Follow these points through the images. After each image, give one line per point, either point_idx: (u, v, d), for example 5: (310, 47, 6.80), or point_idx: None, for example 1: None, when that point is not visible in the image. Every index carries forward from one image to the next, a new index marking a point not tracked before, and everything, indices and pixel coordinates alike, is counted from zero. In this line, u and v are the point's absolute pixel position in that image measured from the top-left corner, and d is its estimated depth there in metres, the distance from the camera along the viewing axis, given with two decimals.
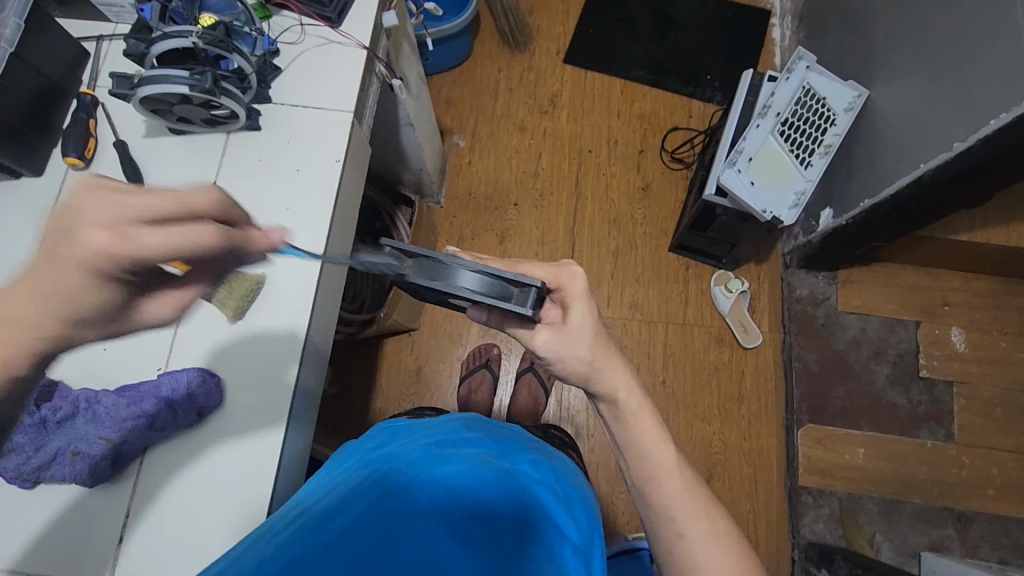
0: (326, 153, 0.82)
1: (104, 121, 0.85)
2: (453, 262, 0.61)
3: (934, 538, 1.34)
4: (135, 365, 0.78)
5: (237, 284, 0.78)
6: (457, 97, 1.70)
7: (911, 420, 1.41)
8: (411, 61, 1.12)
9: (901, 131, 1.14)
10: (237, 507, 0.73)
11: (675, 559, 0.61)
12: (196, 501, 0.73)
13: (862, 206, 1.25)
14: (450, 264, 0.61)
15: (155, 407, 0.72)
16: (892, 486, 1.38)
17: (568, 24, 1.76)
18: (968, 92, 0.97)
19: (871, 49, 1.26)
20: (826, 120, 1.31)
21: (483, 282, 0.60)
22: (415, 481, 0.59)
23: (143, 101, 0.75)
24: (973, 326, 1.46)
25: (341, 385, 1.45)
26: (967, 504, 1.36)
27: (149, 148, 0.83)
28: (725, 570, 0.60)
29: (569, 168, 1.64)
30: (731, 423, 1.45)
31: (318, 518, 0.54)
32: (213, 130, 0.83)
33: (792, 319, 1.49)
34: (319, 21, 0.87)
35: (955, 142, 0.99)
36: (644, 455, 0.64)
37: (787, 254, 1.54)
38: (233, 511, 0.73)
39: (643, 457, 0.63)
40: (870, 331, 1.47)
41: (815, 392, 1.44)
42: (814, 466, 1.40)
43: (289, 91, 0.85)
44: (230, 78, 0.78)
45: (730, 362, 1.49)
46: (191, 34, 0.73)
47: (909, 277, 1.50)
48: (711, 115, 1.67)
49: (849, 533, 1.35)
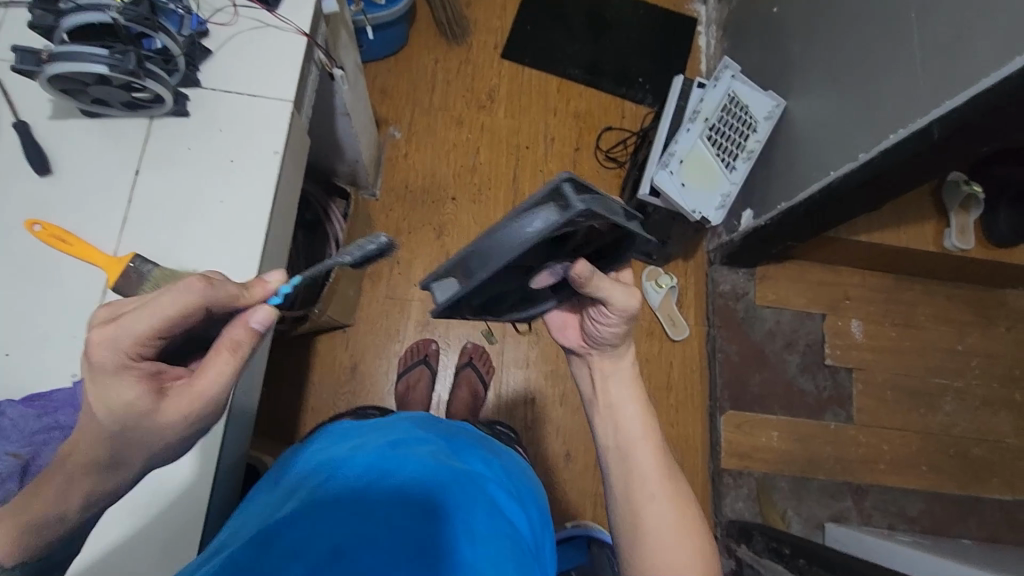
0: (263, 143, 0.78)
1: (1, 100, 0.76)
2: (598, 198, 0.61)
3: (836, 510, 1.48)
4: (44, 373, 0.68)
5: (165, 284, 0.70)
6: (393, 87, 1.66)
7: (818, 404, 1.55)
8: (348, 49, 1.08)
9: (815, 140, 1.24)
10: (176, 514, 0.71)
11: (637, 501, 0.73)
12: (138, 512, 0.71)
13: (779, 207, 1.35)
14: (599, 199, 0.61)
15: (73, 417, 0.65)
16: (802, 465, 1.50)
17: (505, 19, 1.76)
18: (872, 108, 1.07)
19: (788, 62, 1.36)
20: (748, 127, 1.40)
21: (616, 212, 0.65)
22: (370, 484, 0.57)
23: (51, 80, 0.68)
24: (869, 317, 1.62)
25: (271, 384, 1.39)
26: (863, 479, 1.51)
27: (58, 132, 0.75)
28: (671, 515, 0.72)
29: (506, 163, 1.65)
30: (659, 412, 1.54)
31: (268, 531, 0.53)
32: (133, 115, 0.76)
33: (716, 313, 1.59)
34: (255, 4, 0.82)
35: (860, 153, 1.10)
36: (628, 428, 0.78)
37: (711, 251, 1.64)
38: (165, 517, 0.71)
39: (617, 425, 0.78)
40: (783, 323, 1.59)
41: (735, 381, 1.55)
42: (735, 449, 1.50)
43: (223, 76, 0.79)
44: (154, 59, 0.71)
45: (659, 354, 1.58)
46: (109, 9, 0.67)
47: (817, 273, 1.63)
48: (643, 116, 1.73)
49: (765, 510, 1.47)
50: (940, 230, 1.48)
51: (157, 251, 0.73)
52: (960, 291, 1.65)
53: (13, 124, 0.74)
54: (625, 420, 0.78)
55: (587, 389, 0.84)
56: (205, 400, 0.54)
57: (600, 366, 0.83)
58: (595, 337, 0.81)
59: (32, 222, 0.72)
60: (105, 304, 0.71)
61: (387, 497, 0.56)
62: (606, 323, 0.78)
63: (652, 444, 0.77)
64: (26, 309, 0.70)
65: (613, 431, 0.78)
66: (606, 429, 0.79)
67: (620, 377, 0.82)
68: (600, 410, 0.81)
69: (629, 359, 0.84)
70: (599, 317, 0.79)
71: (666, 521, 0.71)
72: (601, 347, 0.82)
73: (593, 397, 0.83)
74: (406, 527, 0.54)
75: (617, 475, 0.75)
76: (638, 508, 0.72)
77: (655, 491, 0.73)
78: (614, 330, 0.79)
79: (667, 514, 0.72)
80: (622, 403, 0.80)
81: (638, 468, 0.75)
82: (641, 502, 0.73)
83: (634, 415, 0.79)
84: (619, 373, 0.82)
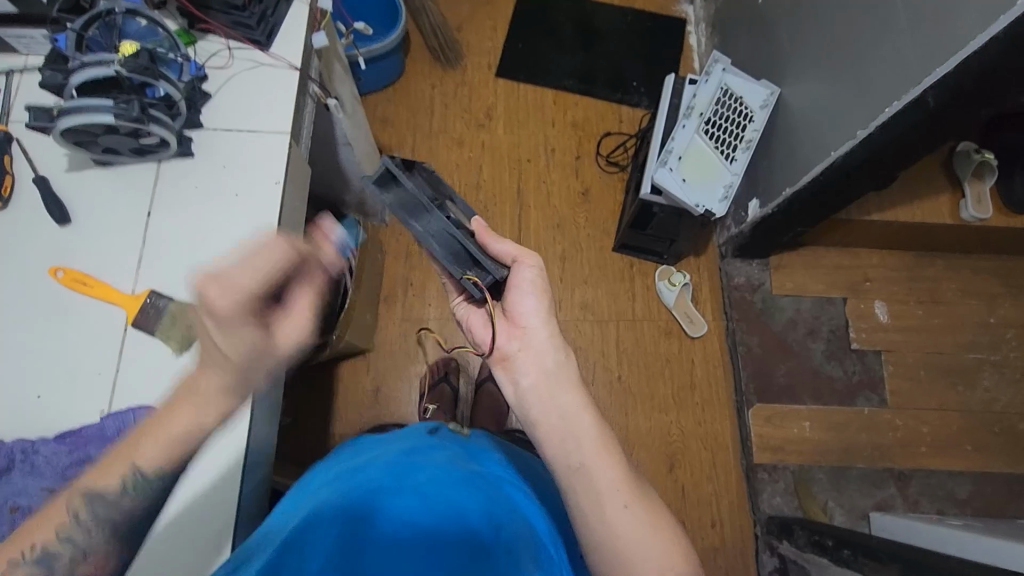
0: (265, 174, 0.81)
1: (21, 158, 0.81)
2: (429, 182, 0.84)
3: (879, 498, 1.43)
4: (72, 412, 0.71)
5: (181, 316, 0.73)
6: (393, 115, 1.71)
7: (849, 390, 1.51)
8: (343, 81, 1.13)
9: (812, 123, 1.23)
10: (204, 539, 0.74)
11: (606, 514, 0.62)
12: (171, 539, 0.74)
13: (784, 193, 1.33)
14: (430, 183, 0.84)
15: (102, 451, 0.68)
16: (838, 454, 1.46)
17: (496, 39, 1.81)
18: (865, 83, 1.07)
19: (778, 50, 1.36)
20: (744, 117, 1.40)
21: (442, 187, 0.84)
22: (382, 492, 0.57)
23: (64, 133, 0.73)
24: (893, 298, 1.58)
25: (297, 414, 1.41)
26: (905, 464, 1.46)
27: (75, 183, 0.80)
28: (646, 519, 0.62)
29: (510, 178, 1.68)
30: (686, 411, 1.53)
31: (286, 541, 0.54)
32: (142, 160, 0.80)
33: (733, 307, 1.58)
34: (247, 45, 0.86)
35: (858, 130, 1.09)
36: (576, 433, 0.65)
37: (722, 245, 1.63)
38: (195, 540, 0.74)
39: (564, 438, 0.65)
40: (803, 311, 1.57)
41: (760, 374, 1.52)
42: (767, 443, 1.47)
43: (222, 115, 0.83)
44: (158, 106, 0.75)
45: (680, 352, 1.57)
46: (112, 62, 0.72)
47: (833, 258, 1.60)
48: (640, 119, 1.75)
49: (804, 503, 1.43)
50: (956, 202, 1.44)
51: (172, 286, 0.76)
52: (987, 264, 1.61)
53: (34, 180, 0.78)
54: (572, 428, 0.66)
55: (533, 390, 0.68)
56: (296, 337, 0.66)
57: (529, 372, 0.69)
58: (520, 316, 0.73)
59: (55, 269, 0.76)
60: (127, 340, 0.74)
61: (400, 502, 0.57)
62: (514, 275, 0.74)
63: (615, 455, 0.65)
64: (52, 351, 0.73)
65: (573, 443, 0.65)
66: (563, 443, 0.65)
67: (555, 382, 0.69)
68: (552, 419, 0.66)
69: (558, 354, 0.71)
70: (513, 273, 0.74)
71: (643, 530, 0.61)
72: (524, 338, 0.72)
73: (543, 402, 0.67)
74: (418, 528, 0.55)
75: (577, 493, 0.63)
76: (608, 522, 0.61)
77: (627, 499, 0.62)
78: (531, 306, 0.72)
79: (640, 519, 0.62)
80: (569, 411, 0.67)
81: (599, 477, 0.63)
82: (614, 514, 0.62)
83: (588, 417, 0.66)
84: (552, 377, 0.69)
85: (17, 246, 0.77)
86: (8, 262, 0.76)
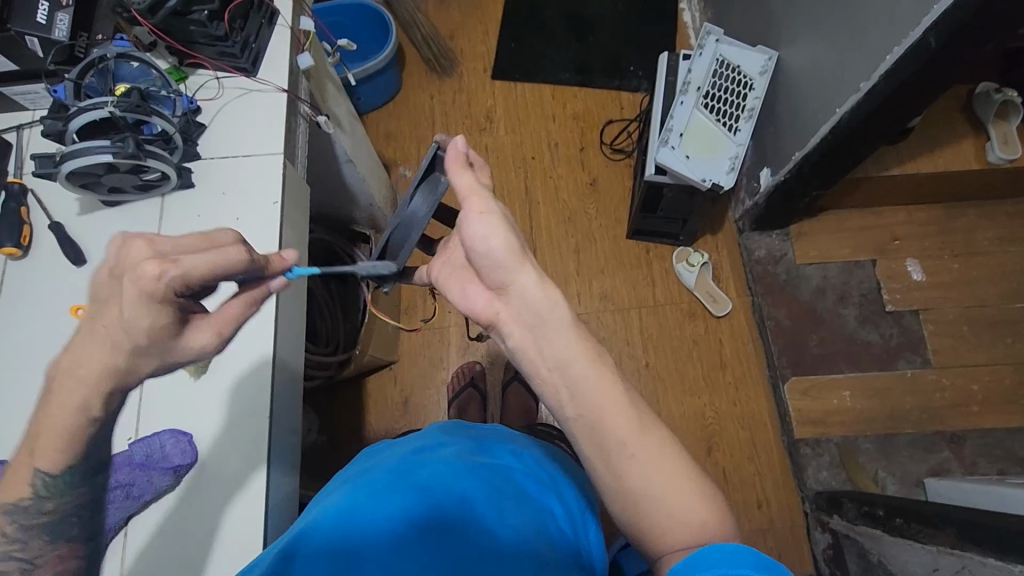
0: (263, 196, 0.83)
1: (37, 207, 0.85)
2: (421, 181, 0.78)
3: (933, 464, 1.36)
4: None
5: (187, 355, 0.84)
6: (396, 129, 1.74)
7: (888, 354, 1.45)
8: (339, 99, 1.16)
9: (813, 82, 1.20)
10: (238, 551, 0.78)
11: (618, 468, 0.58)
12: (208, 555, 0.78)
13: (794, 158, 1.30)
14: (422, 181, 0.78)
15: (131, 475, 0.77)
16: (884, 422, 1.40)
17: (490, 42, 1.82)
18: (862, 33, 1.03)
19: (771, 13, 1.33)
20: (745, 86, 1.38)
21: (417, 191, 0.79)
22: (389, 490, 0.58)
23: (70, 176, 0.77)
24: (925, 254, 1.51)
25: (330, 432, 1.43)
26: (958, 425, 1.39)
27: (87, 225, 0.84)
28: (664, 464, 0.58)
29: (516, 177, 1.68)
30: (719, 393, 1.50)
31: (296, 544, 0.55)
32: (147, 196, 0.84)
33: (756, 281, 1.54)
34: (235, 73, 0.90)
35: (861, 81, 1.05)
36: (581, 386, 0.60)
37: (739, 220, 1.60)
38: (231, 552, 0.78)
39: (567, 386, 0.61)
40: (831, 277, 1.51)
41: (792, 347, 1.47)
42: (806, 417, 1.42)
43: (219, 145, 0.86)
44: (155, 143, 0.80)
45: (706, 333, 1.54)
46: (106, 104, 0.76)
47: (857, 219, 1.55)
48: (641, 102, 1.73)
49: (853, 475, 1.37)
50: (981, 145, 1.37)
51: None
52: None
53: (49, 226, 0.83)
54: (573, 369, 0.61)
55: (520, 346, 0.64)
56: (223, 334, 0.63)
57: (520, 316, 0.64)
58: (492, 262, 0.64)
59: (76, 307, 0.80)
60: None
61: (406, 499, 0.57)
62: (465, 220, 0.64)
63: (619, 394, 0.61)
64: None
65: (567, 394, 0.61)
66: (558, 395, 0.61)
67: (547, 321, 0.63)
68: (543, 373, 0.62)
69: (546, 289, 0.63)
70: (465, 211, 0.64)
71: (657, 480, 0.57)
72: (508, 274, 0.64)
73: (531, 359, 0.63)
74: (428, 522, 0.55)
75: (588, 447, 0.60)
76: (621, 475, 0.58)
77: (635, 449, 0.58)
78: (506, 245, 0.64)
79: (656, 470, 0.58)
80: (566, 356, 0.61)
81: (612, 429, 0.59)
82: (623, 469, 0.58)
83: (582, 360, 0.61)
84: (549, 320, 0.63)
85: (41, 290, 0.81)
86: (33, 305, 0.81)
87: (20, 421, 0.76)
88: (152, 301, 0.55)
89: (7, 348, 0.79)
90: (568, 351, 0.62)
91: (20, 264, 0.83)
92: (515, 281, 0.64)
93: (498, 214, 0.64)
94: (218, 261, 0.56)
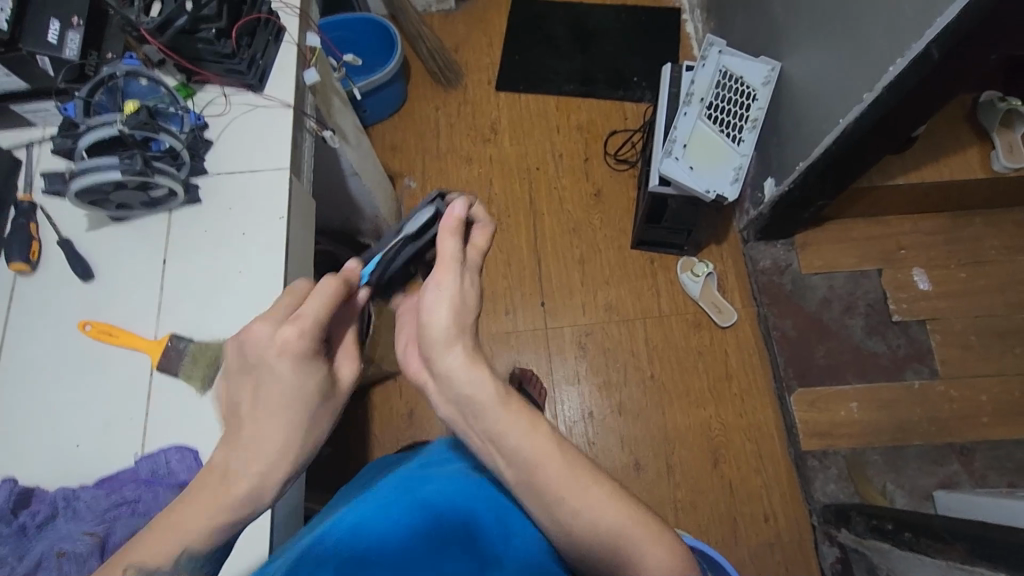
0: (269, 211, 0.84)
1: (45, 223, 0.86)
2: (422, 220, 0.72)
3: (942, 476, 1.34)
4: (113, 453, 0.75)
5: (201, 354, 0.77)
6: (401, 141, 1.75)
7: (895, 364, 1.44)
8: (344, 113, 1.16)
9: (816, 93, 1.20)
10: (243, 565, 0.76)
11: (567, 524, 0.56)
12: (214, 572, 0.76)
13: (798, 168, 1.29)
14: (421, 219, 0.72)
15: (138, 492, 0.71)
16: (892, 433, 1.39)
17: (494, 54, 1.83)
18: (864, 44, 1.03)
19: (774, 25, 1.34)
20: (747, 97, 1.38)
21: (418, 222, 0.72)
22: (394, 504, 0.58)
23: (79, 194, 0.78)
24: (931, 263, 1.50)
25: (335, 443, 1.43)
26: (966, 437, 1.37)
27: (95, 240, 0.85)
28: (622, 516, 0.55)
29: (521, 188, 1.69)
30: (725, 405, 1.49)
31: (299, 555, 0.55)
32: (154, 211, 0.85)
33: (761, 291, 1.53)
34: (242, 89, 0.91)
35: (863, 93, 1.05)
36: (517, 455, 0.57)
37: (743, 230, 1.60)
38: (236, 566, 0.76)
39: (506, 448, 0.57)
40: (837, 288, 1.51)
41: (798, 358, 1.46)
42: (813, 429, 1.41)
43: (224, 160, 0.87)
44: (162, 159, 0.81)
45: (712, 344, 1.54)
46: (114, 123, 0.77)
47: (862, 229, 1.54)
48: (645, 113, 1.74)
49: (861, 488, 1.36)
50: (986, 154, 1.37)
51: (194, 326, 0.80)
52: None
53: (57, 242, 0.83)
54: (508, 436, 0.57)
55: (453, 417, 0.61)
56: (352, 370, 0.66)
57: (443, 395, 0.60)
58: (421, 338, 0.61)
59: (84, 323, 0.80)
60: (152, 384, 0.78)
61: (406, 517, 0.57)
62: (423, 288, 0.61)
63: (561, 454, 0.57)
64: (85, 399, 0.77)
65: (503, 462, 0.58)
66: (495, 461, 0.59)
67: (478, 395, 0.59)
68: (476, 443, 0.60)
69: (470, 371, 0.59)
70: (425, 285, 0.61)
71: (605, 533, 0.55)
72: (430, 353, 0.60)
73: (465, 430, 0.61)
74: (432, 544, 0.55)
75: (533, 506, 0.57)
76: (569, 531, 0.55)
77: (580, 506, 0.55)
78: (442, 321, 0.59)
79: (610, 520, 0.55)
80: (501, 433, 0.58)
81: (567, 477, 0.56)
82: (567, 525, 0.55)
83: (520, 440, 0.57)
84: (476, 397, 0.58)
85: (49, 306, 0.82)
86: (41, 320, 0.81)
87: (25, 436, 0.76)
88: (305, 363, 0.59)
89: (15, 363, 0.79)
90: (506, 427, 0.58)
91: (28, 280, 0.83)
92: (438, 358, 0.59)
93: (453, 290, 0.60)
94: (324, 301, 0.60)
